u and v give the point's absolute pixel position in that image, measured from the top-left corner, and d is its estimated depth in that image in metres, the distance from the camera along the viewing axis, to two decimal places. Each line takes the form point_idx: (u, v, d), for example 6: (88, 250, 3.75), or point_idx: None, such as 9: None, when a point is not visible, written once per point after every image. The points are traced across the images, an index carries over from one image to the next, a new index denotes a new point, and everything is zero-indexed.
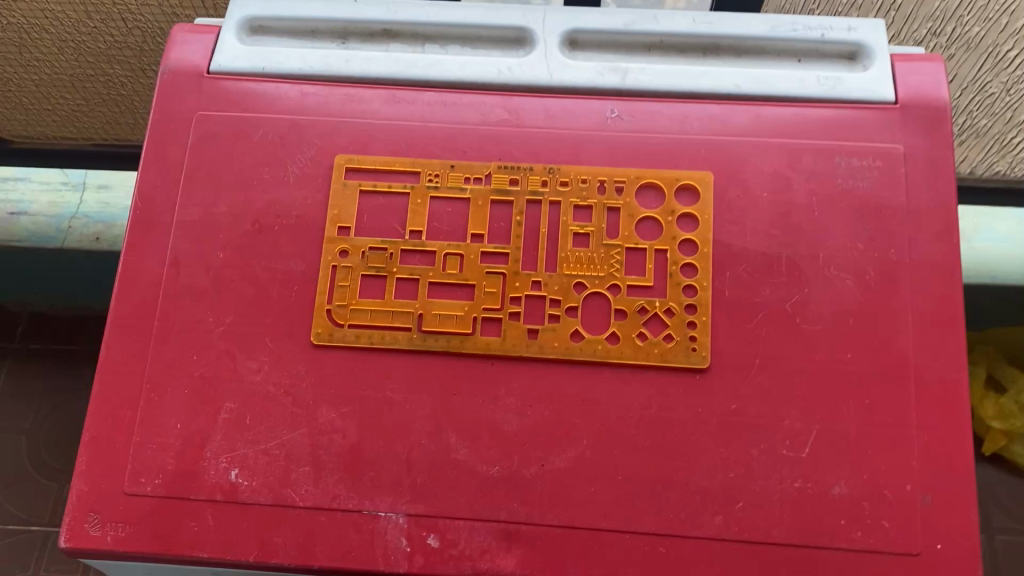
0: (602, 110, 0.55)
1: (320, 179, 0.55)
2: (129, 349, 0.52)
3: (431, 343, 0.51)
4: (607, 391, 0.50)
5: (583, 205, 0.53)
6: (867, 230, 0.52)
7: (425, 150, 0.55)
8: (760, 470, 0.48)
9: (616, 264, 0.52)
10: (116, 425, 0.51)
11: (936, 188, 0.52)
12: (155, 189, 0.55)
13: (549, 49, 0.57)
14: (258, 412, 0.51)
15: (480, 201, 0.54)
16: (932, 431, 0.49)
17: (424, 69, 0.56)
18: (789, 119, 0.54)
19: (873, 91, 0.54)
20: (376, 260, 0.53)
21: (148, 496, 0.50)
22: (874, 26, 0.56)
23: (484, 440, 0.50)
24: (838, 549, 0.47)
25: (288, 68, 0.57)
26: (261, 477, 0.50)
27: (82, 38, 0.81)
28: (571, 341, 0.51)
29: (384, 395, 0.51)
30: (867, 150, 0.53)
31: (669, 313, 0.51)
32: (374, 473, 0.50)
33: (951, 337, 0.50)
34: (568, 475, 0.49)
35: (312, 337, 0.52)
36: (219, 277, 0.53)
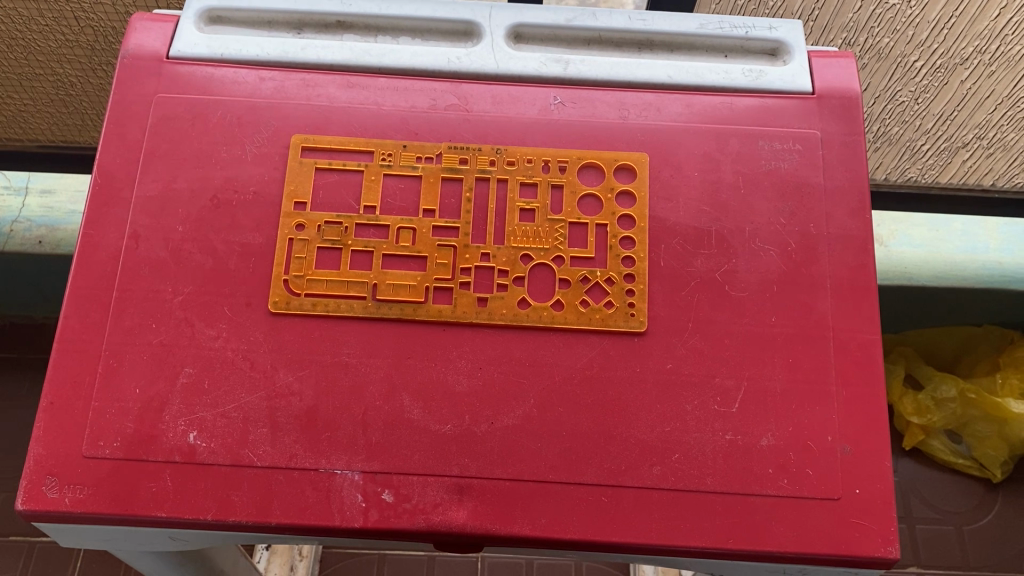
0: (546, 97, 0.59)
1: (277, 157, 0.57)
2: (88, 317, 0.53)
3: (386, 311, 0.54)
4: (552, 353, 0.53)
5: (529, 182, 0.57)
6: (789, 206, 0.57)
7: (379, 132, 0.58)
8: (694, 424, 0.52)
9: (560, 237, 0.56)
10: (74, 391, 0.52)
11: (850, 168, 0.57)
12: (115, 166, 0.56)
13: (495, 41, 0.60)
14: (216, 377, 0.52)
15: (431, 177, 0.57)
16: (850, 387, 0.53)
17: (378, 57, 0.60)
18: (718, 106, 0.59)
19: (793, 83, 0.59)
20: (332, 234, 0.56)
21: (107, 459, 0.51)
22: (793, 26, 0.61)
23: (436, 400, 0.52)
24: (766, 495, 0.51)
25: (246, 55, 0.59)
26: (219, 438, 0.51)
27: (33, 36, 0.82)
28: (518, 308, 0.54)
29: (340, 359, 0.53)
30: (788, 135, 0.58)
31: (609, 282, 0.55)
32: (330, 433, 0.51)
33: (865, 302, 0.54)
34: (516, 431, 0.52)
35: (270, 305, 0.54)
36: (178, 249, 0.55)
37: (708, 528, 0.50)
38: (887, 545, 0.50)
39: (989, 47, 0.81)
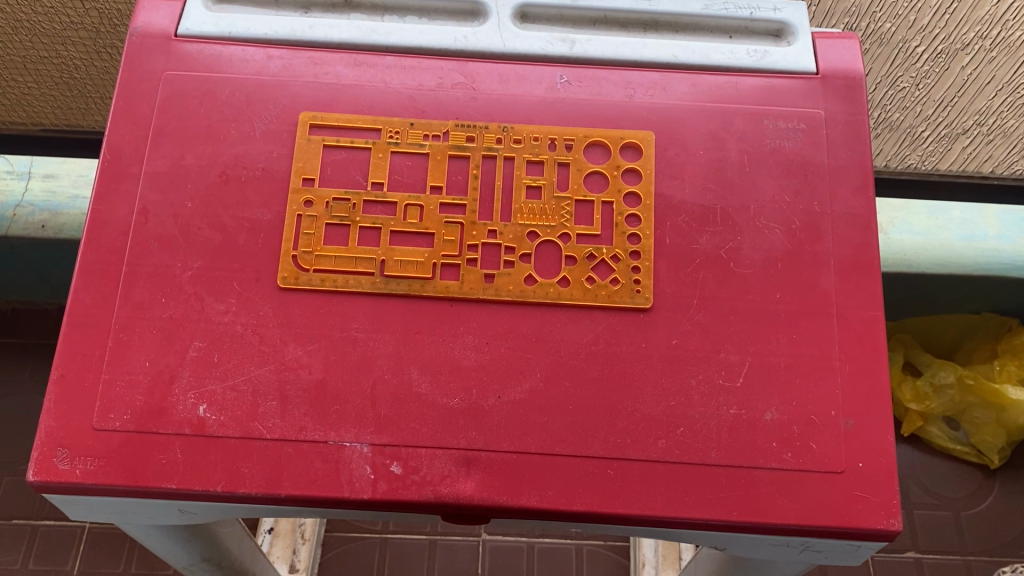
0: (553, 76, 0.59)
1: (285, 135, 0.57)
2: (98, 292, 0.54)
3: (394, 286, 0.54)
4: (559, 329, 0.54)
5: (535, 160, 0.57)
6: (793, 184, 0.57)
7: (386, 110, 0.58)
8: (700, 398, 0.53)
9: (567, 214, 0.57)
10: (84, 364, 0.52)
11: (853, 147, 0.58)
12: (124, 142, 0.57)
13: (502, 20, 0.61)
14: (226, 350, 0.53)
15: (439, 155, 0.57)
16: (854, 362, 0.54)
17: (385, 36, 0.60)
18: (723, 86, 0.59)
19: (796, 64, 0.60)
20: (340, 210, 0.56)
21: (117, 431, 0.51)
22: (797, 8, 0.62)
23: (444, 374, 0.53)
24: (771, 468, 0.52)
25: (254, 33, 0.60)
26: (229, 411, 0.52)
27: (38, 19, 0.83)
28: (525, 284, 0.55)
29: (349, 334, 0.53)
30: (793, 115, 0.59)
31: (615, 259, 0.56)
32: (339, 406, 0.52)
33: (868, 279, 0.55)
34: (523, 405, 0.52)
35: (279, 281, 0.54)
36: (187, 225, 0.55)
37: (713, 501, 0.51)
38: (890, 517, 0.51)
39: (990, 32, 0.82)
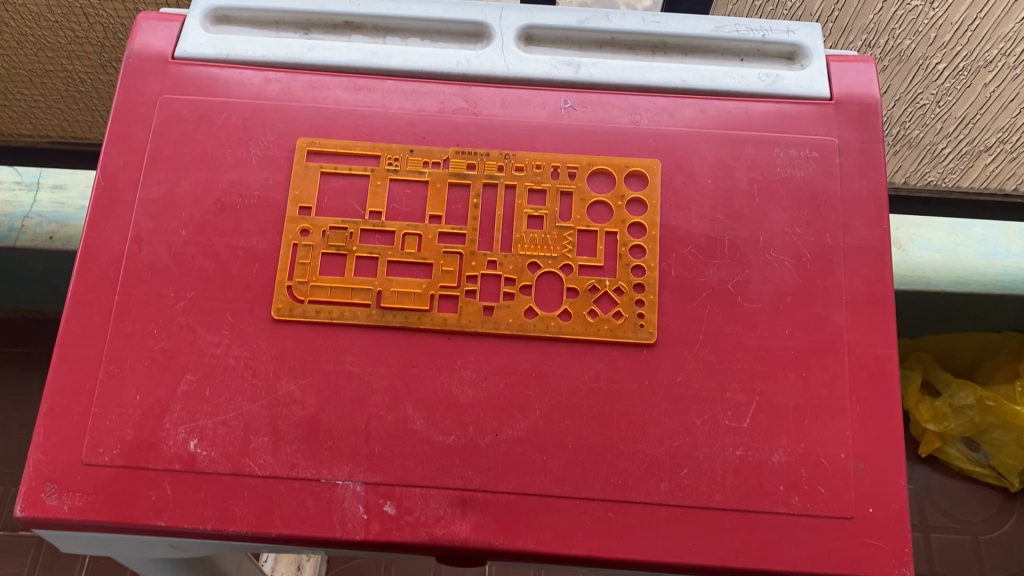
0: (556, 101, 0.58)
1: (281, 161, 0.56)
2: (90, 322, 0.53)
3: (390, 319, 0.53)
4: (559, 364, 0.52)
5: (537, 189, 0.56)
6: (804, 215, 0.55)
7: (386, 136, 0.57)
8: (704, 438, 0.51)
9: (569, 245, 0.55)
10: (74, 397, 0.51)
11: (867, 177, 0.56)
12: (118, 168, 0.56)
13: (506, 43, 0.59)
14: (218, 384, 0.52)
15: (438, 183, 0.56)
16: (865, 403, 0.52)
17: (386, 59, 0.59)
18: (732, 111, 0.58)
19: (810, 88, 0.58)
20: (336, 239, 0.55)
21: (107, 466, 0.50)
22: (812, 30, 0.60)
23: (440, 411, 0.51)
24: (777, 513, 0.50)
25: (252, 56, 0.59)
26: (220, 447, 0.50)
27: (44, 32, 0.82)
28: (525, 317, 0.53)
29: (343, 368, 0.52)
30: (805, 142, 0.57)
31: (618, 292, 0.54)
32: (332, 443, 0.51)
33: (881, 315, 0.53)
34: (521, 444, 0.51)
35: (273, 312, 0.53)
36: (181, 253, 0.54)
37: (716, 546, 0.49)
38: (901, 566, 0.49)
39: (1014, 50, 0.79)
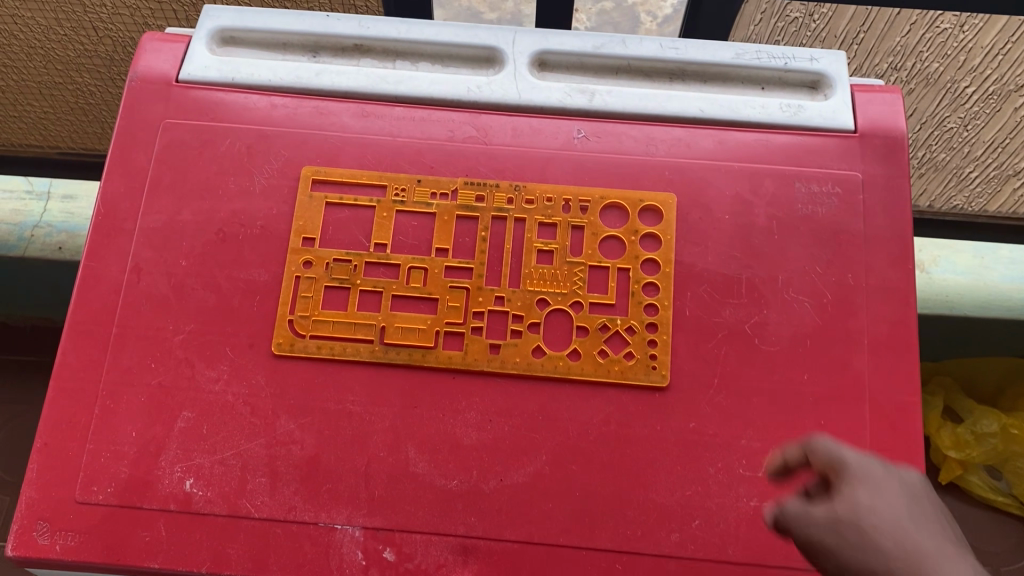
0: (569, 130, 0.56)
1: (285, 190, 0.55)
2: (86, 355, 0.51)
3: (393, 356, 0.51)
4: (567, 407, 0.50)
5: (547, 223, 0.54)
6: (825, 254, 0.53)
7: (394, 165, 0.55)
8: (717, 488, 0.49)
9: (579, 281, 0.53)
10: (69, 432, 0.50)
11: (892, 215, 0.54)
12: (118, 196, 0.55)
13: (518, 69, 0.58)
14: (216, 421, 0.50)
15: (446, 215, 0.54)
16: (886, 453, 0.50)
17: (395, 84, 0.57)
18: (752, 144, 0.56)
19: (833, 120, 0.56)
20: (340, 272, 0.53)
21: (100, 505, 0.49)
22: (836, 58, 0.58)
23: (443, 454, 0.49)
24: (792, 568, 0.48)
25: (258, 80, 0.57)
26: (216, 487, 0.49)
27: (53, 46, 0.80)
28: (532, 357, 0.51)
29: (345, 407, 0.50)
30: (827, 177, 0.55)
31: (630, 331, 0.52)
32: (330, 485, 0.49)
33: (905, 361, 0.51)
34: (527, 490, 0.49)
35: (273, 347, 0.51)
36: (181, 285, 0.53)
37: None
38: None
39: None
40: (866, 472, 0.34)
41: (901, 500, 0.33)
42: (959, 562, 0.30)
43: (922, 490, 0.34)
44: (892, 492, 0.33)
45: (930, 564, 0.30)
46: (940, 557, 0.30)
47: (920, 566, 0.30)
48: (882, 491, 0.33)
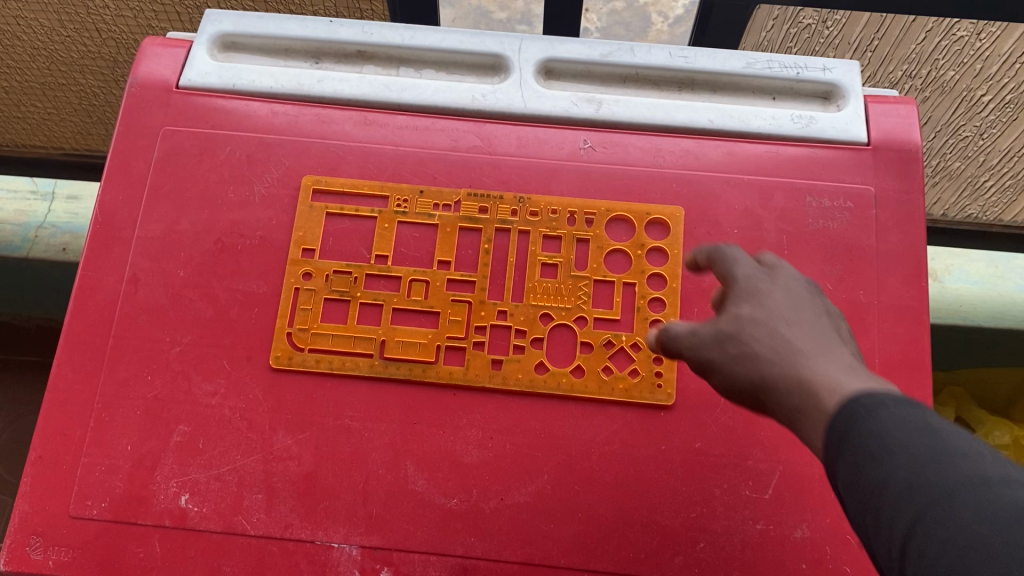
0: (576, 141, 0.55)
1: (286, 200, 0.54)
2: (82, 367, 0.51)
3: (393, 370, 0.50)
4: (570, 425, 0.49)
5: (552, 235, 0.53)
6: (836, 270, 0.52)
7: (396, 175, 0.54)
8: (722, 510, 0.48)
9: (584, 295, 0.52)
10: (64, 446, 0.49)
11: (904, 230, 0.53)
12: (116, 204, 0.54)
13: (524, 77, 0.56)
14: (212, 436, 0.49)
15: (448, 227, 0.53)
16: None
17: (398, 92, 0.56)
18: (762, 156, 0.54)
19: (846, 132, 0.55)
20: (340, 284, 0.52)
21: (94, 520, 0.48)
22: (850, 68, 0.56)
23: (442, 471, 0.48)
24: None
25: (259, 86, 0.56)
26: (211, 503, 0.48)
27: (56, 47, 0.79)
28: (535, 373, 0.50)
29: (343, 422, 0.49)
30: (839, 192, 0.54)
31: (635, 347, 0.51)
32: (328, 503, 0.48)
33: (917, 381, 0.50)
34: (528, 510, 0.48)
35: (271, 360, 0.50)
36: (179, 296, 0.52)
37: None
38: None
39: None
40: (750, 287, 0.35)
41: (780, 303, 0.34)
42: (831, 353, 0.31)
43: (806, 292, 0.35)
44: (784, 301, 0.34)
45: (807, 364, 0.31)
46: (812, 353, 0.31)
47: (795, 360, 0.31)
48: (763, 300, 0.34)
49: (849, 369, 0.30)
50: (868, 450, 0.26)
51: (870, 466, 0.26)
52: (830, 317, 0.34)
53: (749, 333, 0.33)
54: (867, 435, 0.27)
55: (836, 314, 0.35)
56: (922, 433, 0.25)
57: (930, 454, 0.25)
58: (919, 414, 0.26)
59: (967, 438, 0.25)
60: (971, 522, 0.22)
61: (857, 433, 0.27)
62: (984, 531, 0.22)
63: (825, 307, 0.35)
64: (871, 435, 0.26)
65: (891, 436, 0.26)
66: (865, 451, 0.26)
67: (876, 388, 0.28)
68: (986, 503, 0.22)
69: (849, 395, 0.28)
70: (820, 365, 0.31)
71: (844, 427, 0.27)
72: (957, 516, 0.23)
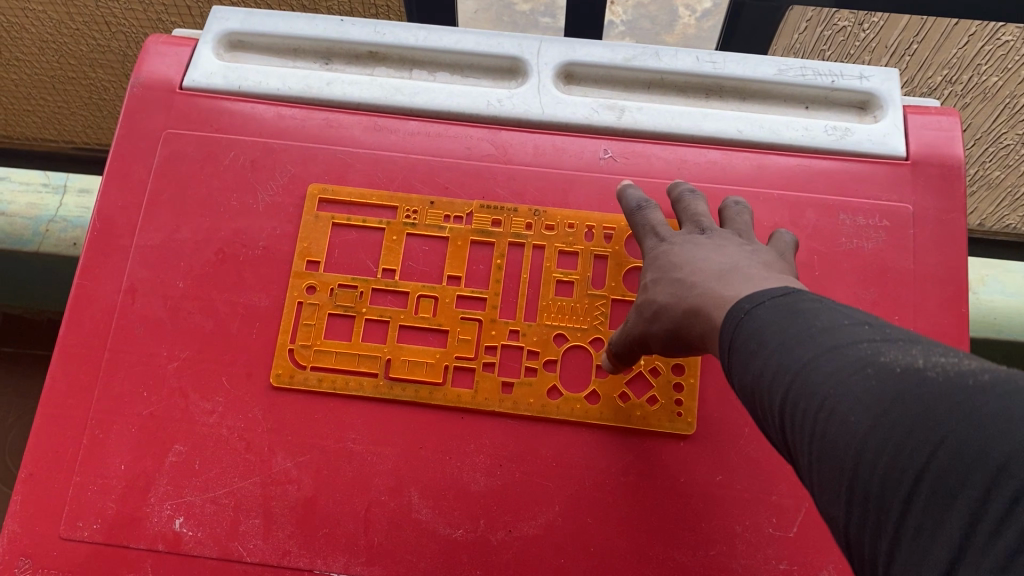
0: (595, 150, 0.52)
1: (291, 209, 0.52)
2: (77, 380, 0.49)
3: (398, 392, 0.48)
4: (583, 453, 0.47)
5: (568, 251, 0.50)
6: (870, 294, 0.49)
7: (406, 184, 0.52)
8: (744, 548, 0.45)
9: (600, 315, 0.49)
10: (56, 463, 0.47)
11: (944, 252, 0.49)
12: (115, 210, 0.52)
13: (542, 82, 0.54)
14: (209, 456, 0.47)
15: (459, 240, 0.51)
16: None
17: (410, 96, 0.53)
18: (793, 169, 0.51)
19: (883, 145, 0.51)
20: (344, 299, 0.50)
21: (85, 542, 0.46)
22: (888, 76, 0.53)
23: (448, 500, 0.46)
24: None
25: (265, 88, 0.54)
26: (206, 527, 0.46)
27: (65, 40, 0.77)
28: (547, 398, 0.48)
29: (345, 445, 0.47)
30: (874, 209, 0.50)
31: (654, 372, 0.48)
32: (327, 530, 0.46)
33: None
34: (538, 543, 0.45)
35: (272, 378, 0.48)
36: (177, 308, 0.50)
37: None
38: None
39: None
40: (656, 257, 0.44)
41: (678, 257, 0.42)
42: (725, 275, 0.38)
43: (701, 242, 0.43)
44: (684, 249, 0.43)
45: (697, 289, 0.39)
46: (702, 284, 0.39)
47: (688, 293, 0.39)
48: (664, 262, 0.43)
49: (729, 286, 0.37)
50: (749, 348, 0.31)
51: (753, 356, 0.31)
52: (732, 250, 0.41)
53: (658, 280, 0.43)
54: (749, 334, 0.31)
55: (741, 245, 0.42)
56: (790, 319, 0.30)
57: (794, 333, 0.29)
58: (785, 303, 0.31)
59: (830, 312, 0.29)
60: (821, 378, 0.27)
61: (739, 333, 0.32)
62: (830, 383, 0.26)
63: (726, 243, 0.42)
64: (750, 333, 0.31)
65: (764, 330, 0.31)
66: (745, 346, 0.31)
67: (751, 291, 0.35)
68: (835, 363, 0.27)
69: (731, 301, 0.35)
70: (706, 291, 0.38)
71: (730, 327, 0.33)
72: (812, 377, 0.27)
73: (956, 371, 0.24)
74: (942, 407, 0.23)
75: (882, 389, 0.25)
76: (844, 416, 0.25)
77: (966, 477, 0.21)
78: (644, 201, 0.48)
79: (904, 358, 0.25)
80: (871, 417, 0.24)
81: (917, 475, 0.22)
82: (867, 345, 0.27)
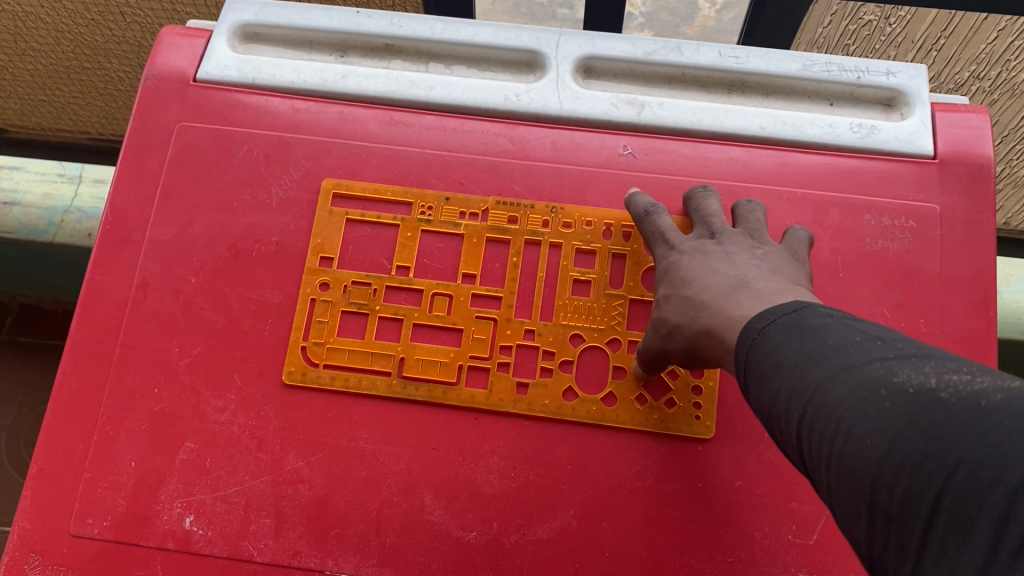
0: (615, 146, 0.51)
1: (304, 205, 0.51)
2: (88, 376, 0.48)
3: (412, 391, 0.47)
4: (599, 456, 0.46)
5: (586, 249, 0.49)
6: (895, 296, 0.48)
7: (421, 180, 0.51)
8: (762, 556, 0.44)
9: (618, 316, 0.48)
10: (67, 459, 0.47)
11: (971, 254, 0.48)
12: (128, 203, 0.51)
13: (561, 76, 0.53)
14: (220, 454, 0.47)
15: (475, 237, 0.50)
16: None
17: (426, 90, 0.53)
18: (817, 167, 0.50)
19: (910, 144, 0.50)
20: (358, 296, 0.49)
21: (95, 539, 0.46)
22: (917, 73, 0.52)
23: (461, 502, 0.45)
24: None
25: (280, 81, 0.53)
26: (217, 526, 0.45)
27: (80, 30, 0.77)
28: (563, 399, 0.47)
29: (357, 445, 0.46)
30: (900, 209, 0.49)
31: (673, 374, 0.47)
32: (339, 531, 0.45)
33: None
34: (552, 547, 0.44)
35: (284, 375, 0.48)
36: (189, 303, 0.49)
37: None
38: None
39: None
40: (668, 269, 0.43)
41: (689, 269, 0.42)
42: (737, 292, 0.37)
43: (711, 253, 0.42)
44: (695, 263, 0.42)
45: (711, 312, 0.38)
46: (715, 302, 0.38)
47: (702, 315, 0.38)
48: (676, 275, 0.42)
49: (742, 305, 0.36)
50: (763, 369, 0.30)
51: (768, 378, 0.30)
52: (743, 260, 0.40)
53: (671, 296, 0.41)
54: (763, 355, 0.30)
55: (752, 252, 0.41)
56: (803, 337, 0.29)
57: (807, 355, 0.28)
58: (798, 322, 0.30)
59: (843, 329, 0.29)
60: (835, 400, 0.26)
61: (753, 352, 0.31)
62: (843, 404, 0.25)
63: (737, 252, 0.42)
64: (764, 351, 0.30)
65: (778, 350, 0.30)
66: (760, 367, 0.30)
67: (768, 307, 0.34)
68: (847, 383, 0.26)
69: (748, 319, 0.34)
70: (719, 311, 0.37)
71: (744, 348, 0.32)
72: (826, 400, 0.26)
73: (969, 391, 0.23)
74: (958, 430, 0.22)
75: (896, 412, 0.24)
76: (859, 439, 0.24)
77: (986, 500, 0.20)
78: (652, 207, 0.47)
79: (917, 376, 0.24)
80: (885, 441, 0.23)
81: (938, 500, 0.21)
82: (880, 364, 0.26)
